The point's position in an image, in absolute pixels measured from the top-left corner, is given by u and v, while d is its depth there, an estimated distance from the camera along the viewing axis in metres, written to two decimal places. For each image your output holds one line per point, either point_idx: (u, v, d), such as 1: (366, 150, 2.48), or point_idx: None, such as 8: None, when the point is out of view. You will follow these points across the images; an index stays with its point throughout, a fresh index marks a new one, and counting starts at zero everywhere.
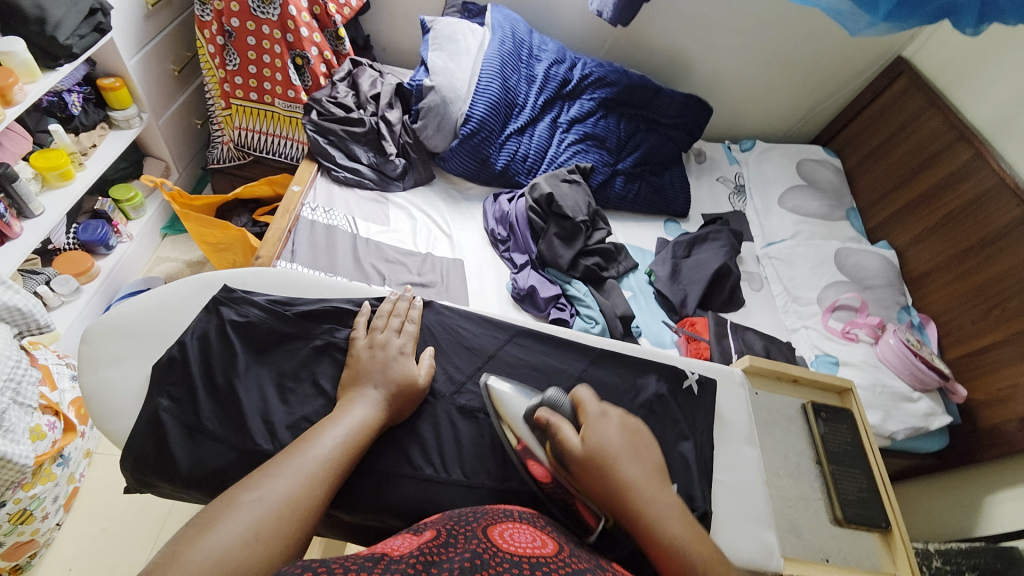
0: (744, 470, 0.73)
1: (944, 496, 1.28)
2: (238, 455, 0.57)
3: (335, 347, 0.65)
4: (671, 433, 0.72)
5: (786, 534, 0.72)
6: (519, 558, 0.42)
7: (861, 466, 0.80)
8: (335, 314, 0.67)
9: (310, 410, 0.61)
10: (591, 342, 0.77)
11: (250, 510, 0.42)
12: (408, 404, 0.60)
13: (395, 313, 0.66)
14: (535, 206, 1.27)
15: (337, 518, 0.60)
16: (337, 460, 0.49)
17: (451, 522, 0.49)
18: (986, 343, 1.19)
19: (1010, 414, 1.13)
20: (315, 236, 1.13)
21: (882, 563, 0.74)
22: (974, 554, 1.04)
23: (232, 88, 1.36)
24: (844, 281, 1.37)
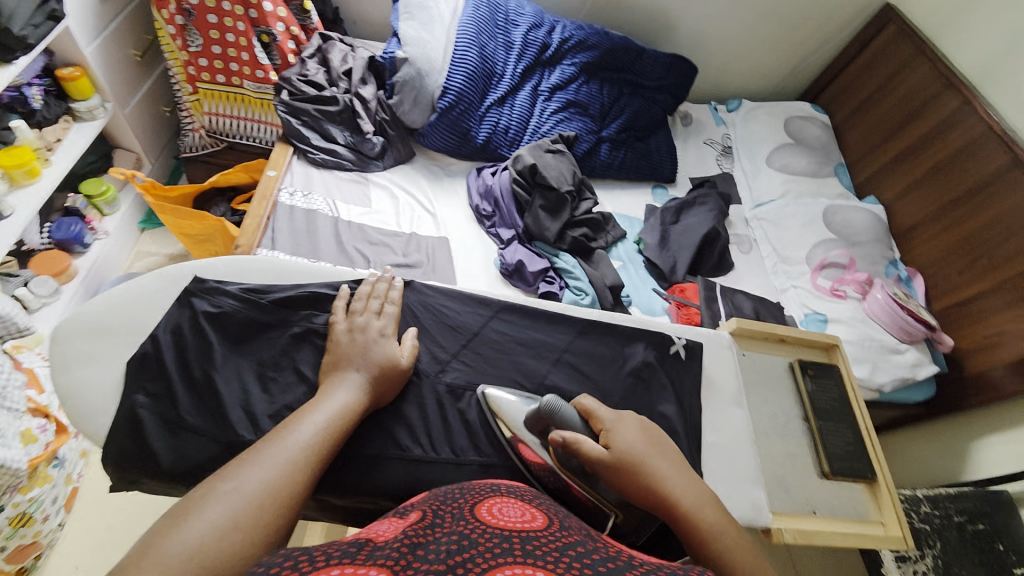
0: (733, 431, 0.74)
1: (929, 444, 1.32)
2: (221, 447, 0.57)
3: (314, 334, 0.64)
4: (659, 400, 0.73)
5: (775, 490, 0.74)
6: (508, 534, 0.42)
7: (848, 420, 0.81)
8: (313, 300, 0.66)
9: (293, 398, 0.61)
10: (577, 314, 0.77)
11: (228, 500, 0.40)
12: (391, 387, 0.59)
13: (374, 295, 0.65)
14: (520, 178, 1.25)
15: (328, 502, 0.60)
16: (319, 445, 0.48)
17: (437, 502, 0.50)
18: (973, 293, 1.20)
19: (995, 361, 1.15)
20: (295, 221, 1.10)
21: (868, 512, 0.77)
22: (963, 498, 1.11)
23: (198, 71, 1.30)
24: (832, 239, 1.37)
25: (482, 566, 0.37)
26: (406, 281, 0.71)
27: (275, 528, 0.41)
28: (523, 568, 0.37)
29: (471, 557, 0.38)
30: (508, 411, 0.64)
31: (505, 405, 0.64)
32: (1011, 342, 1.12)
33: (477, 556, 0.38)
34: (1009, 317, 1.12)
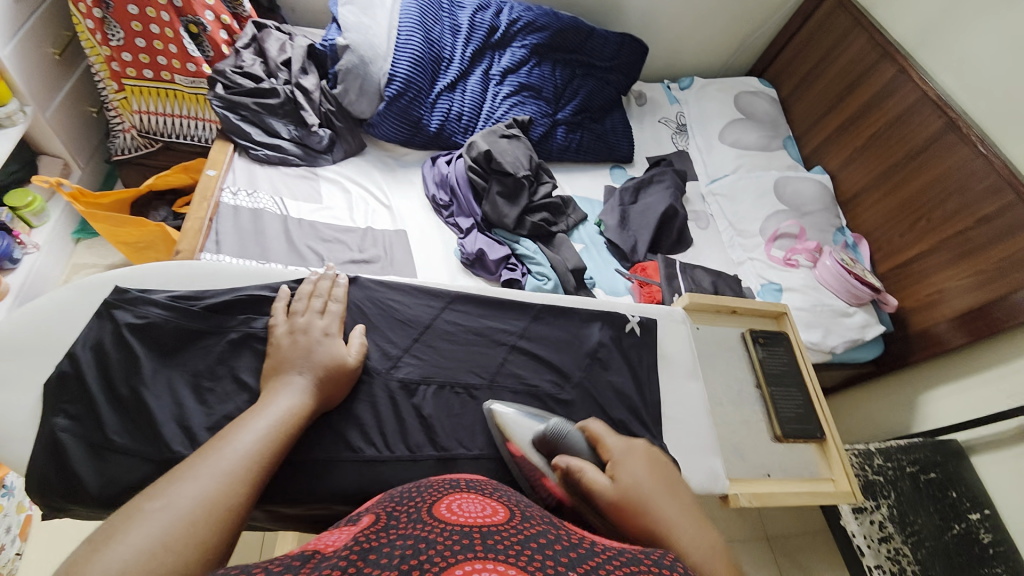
0: (689, 403, 0.76)
1: (880, 399, 1.39)
2: (155, 465, 0.54)
3: (253, 338, 0.62)
4: (616, 379, 0.73)
5: (731, 457, 0.76)
6: (470, 530, 0.42)
7: (797, 383, 0.84)
8: (252, 303, 0.64)
9: (233, 407, 0.58)
10: (532, 298, 0.76)
11: (158, 519, 0.37)
12: (339, 388, 0.58)
13: (316, 294, 0.63)
14: (475, 165, 1.22)
15: (280, 512, 0.58)
16: (261, 456, 0.46)
17: (392, 503, 0.50)
18: (913, 254, 1.26)
19: (937, 317, 1.21)
20: (240, 221, 1.05)
21: (820, 469, 0.80)
22: (916, 449, 1.17)
23: (122, 66, 1.21)
24: (783, 210, 1.40)
25: (440, 564, 0.36)
26: (351, 278, 0.69)
27: (213, 546, 0.38)
28: (484, 563, 0.37)
29: (428, 557, 0.37)
30: (502, 418, 0.64)
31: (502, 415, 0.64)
32: (951, 298, 1.18)
33: (435, 556, 0.37)
34: (949, 274, 1.19)
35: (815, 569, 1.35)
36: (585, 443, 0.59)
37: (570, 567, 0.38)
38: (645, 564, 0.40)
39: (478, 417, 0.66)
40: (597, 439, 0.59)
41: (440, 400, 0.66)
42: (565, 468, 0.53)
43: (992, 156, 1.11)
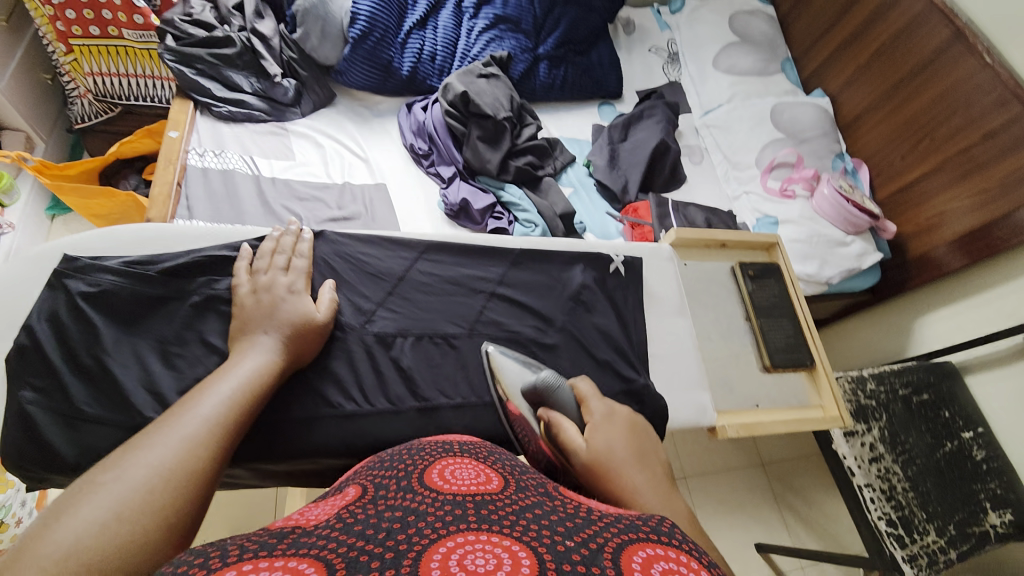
0: (674, 340, 0.76)
1: (876, 325, 1.40)
2: (128, 432, 0.54)
3: (218, 301, 0.60)
4: (600, 321, 0.72)
5: (719, 390, 0.76)
6: (462, 500, 0.42)
7: (788, 314, 0.83)
8: (212, 265, 0.62)
9: (204, 371, 0.58)
10: (511, 243, 0.74)
11: (118, 486, 0.37)
12: (310, 344, 0.57)
13: (280, 251, 0.61)
14: (452, 109, 1.16)
15: (266, 470, 0.59)
16: (228, 421, 0.46)
17: (375, 472, 0.49)
18: (913, 177, 1.22)
19: (937, 241, 1.18)
20: (211, 184, 1.00)
21: (809, 397, 0.81)
22: (907, 373, 1.14)
23: (66, 25, 1.12)
24: (780, 138, 1.34)
25: (430, 536, 0.36)
26: (317, 232, 0.66)
27: (180, 509, 0.38)
28: (476, 534, 0.36)
29: (417, 531, 0.37)
30: (501, 371, 0.63)
31: (500, 367, 0.63)
32: (951, 220, 1.14)
33: (424, 529, 0.37)
34: (951, 195, 1.14)
35: (809, 490, 1.42)
36: (572, 402, 0.59)
37: (568, 536, 0.37)
38: (644, 532, 0.39)
39: (460, 366, 0.65)
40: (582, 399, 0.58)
41: (419, 351, 0.65)
42: (548, 421, 0.54)
43: (999, 66, 1.03)
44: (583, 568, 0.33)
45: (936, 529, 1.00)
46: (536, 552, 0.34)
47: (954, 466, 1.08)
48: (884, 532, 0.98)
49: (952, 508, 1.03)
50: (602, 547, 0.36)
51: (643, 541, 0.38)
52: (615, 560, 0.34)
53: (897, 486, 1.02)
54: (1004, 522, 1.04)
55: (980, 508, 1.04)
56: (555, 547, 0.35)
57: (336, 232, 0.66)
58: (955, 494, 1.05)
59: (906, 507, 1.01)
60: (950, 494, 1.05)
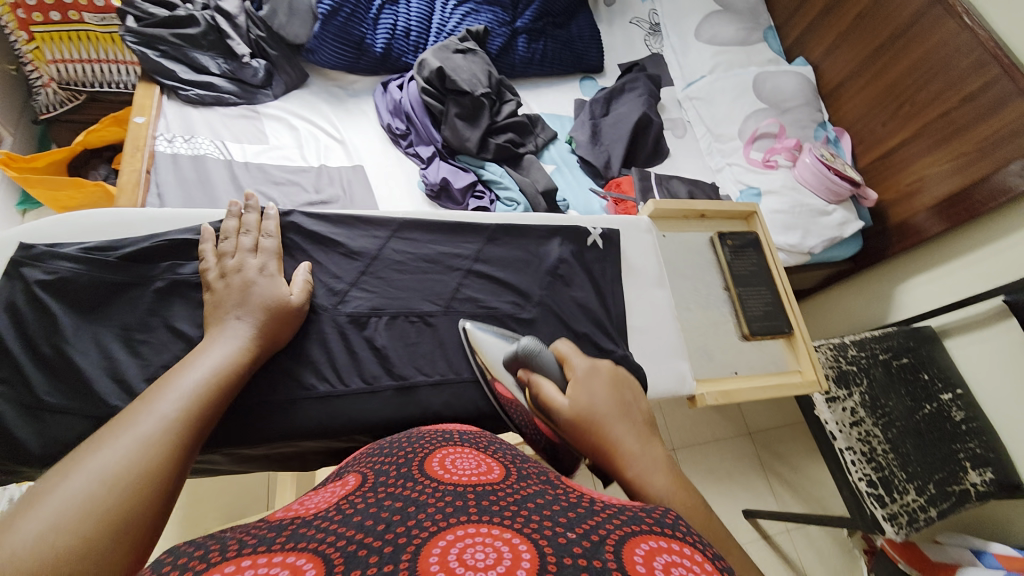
0: (654, 311, 0.76)
1: (858, 293, 1.42)
2: (95, 421, 0.54)
3: (184, 286, 0.60)
4: (577, 295, 0.72)
5: (698, 359, 0.77)
6: (463, 490, 0.42)
7: (767, 283, 0.83)
8: (176, 249, 0.61)
9: (172, 357, 0.57)
10: (487, 220, 0.73)
11: (64, 493, 0.34)
12: (284, 328, 0.56)
13: (243, 231, 0.59)
14: (428, 87, 1.13)
15: (242, 454, 0.59)
16: (187, 417, 0.44)
17: (376, 460, 0.50)
18: (894, 143, 1.22)
19: (916, 207, 1.18)
20: (182, 171, 0.97)
21: (788, 363, 0.82)
22: (889, 338, 1.17)
23: (26, 11, 1.09)
24: (763, 108, 1.33)
25: (431, 528, 0.36)
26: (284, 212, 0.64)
27: (138, 511, 0.36)
28: (478, 527, 0.36)
29: (417, 522, 0.37)
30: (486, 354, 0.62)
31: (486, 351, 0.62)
32: (930, 186, 1.15)
33: (425, 520, 0.37)
34: (931, 160, 1.14)
35: (794, 456, 1.45)
36: (555, 367, 0.58)
37: (570, 530, 0.36)
38: (648, 524, 0.38)
39: (437, 344, 0.65)
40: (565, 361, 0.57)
41: (394, 330, 0.64)
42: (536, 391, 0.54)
43: (978, 28, 1.02)
44: (585, 562, 0.32)
45: (916, 489, 1.02)
46: (537, 547, 0.34)
47: (933, 427, 1.11)
48: (864, 492, 1.00)
49: (932, 467, 1.06)
50: (604, 540, 0.35)
51: (645, 533, 0.37)
52: (617, 555, 0.33)
53: (876, 448, 1.04)
54: (985, 480, 1.07)
55: (959, 467, 1.07)
56: (556, 540, 0.34)
57: (305, 212, 0.65)
58: (934, 454, 1.07)
59: (886, 468, 1.02)
60: (930, 454, 1.07)
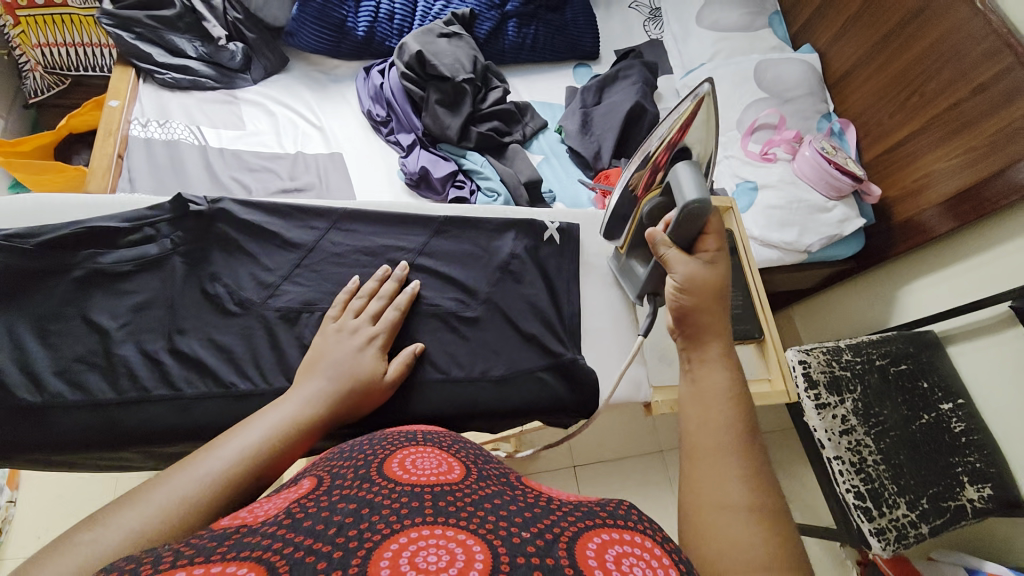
0: (612, 311, 0.71)
1: (858, 295, 1.36)
2: (6, 413, 0.51)
3: (101, 275, 0.56)
4: (527, 293, 0.67)
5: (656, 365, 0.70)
6: (421, 490, 0.38)
7: (738, 285, 0.79)
8: (97, 237, 0.56)
9: (84, 350, 0.54)
10: (439, 210, 0.70)
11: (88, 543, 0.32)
12: (364, 402, 0.52)
13: (377, 295, 0.60)
14: (409, 72, 1.10)
15: (161, 450, 0.56)
16: (233, 482, 0.40)
17: (333, 463, 0.42)
18: (902, 136, 1.15)
19: (923, 205, 1.11)
20: (155, 157, 0.96)
21: (757, 370, 0.77)
22: (887, 343, 1.10)
23: None
24: (764, 97, 1.26)
25: (384, 531, 0.33)
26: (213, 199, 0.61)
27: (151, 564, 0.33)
28: (431, 529, 0.33)
29: (371, 523, 0.33)
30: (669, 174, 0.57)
31: (681, 167, 0.57)
32: (938, 182, 1.08)
33: (379, 522, 0.34)
34: (939, 154, 1.07)
35: (789, 462, 1.41)
36: (697, 229, 0.55)
37: (525, 528, 0.35)
38: (601, 517, 0.38)
39: None
40: (709, 234, 0.54)
41: None
42: (651, 244, 0.55)
43: (991, 13, 0.95)
44: (538, 561, 0.32)
45: (907, 503, 0.98)
46: (491, 547, 0.32)
47: (930, 438, 1.05)
48: (852, 505, 0.97)
49: (927, 482, 1.01)
50: (557, 537, 0.34)
51: (599, 526, 0.36)
52: (570, 552, 0.33)
53: (867, 459, 0.99)
54: (983, 496, 1.01)
55: (957, 482, 1.02)
56: (510, 538, 0.33)
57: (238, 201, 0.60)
58: (930, 467, 1.02)
59: (875, 480, 0.98)
60: (925, 467, 1.02)
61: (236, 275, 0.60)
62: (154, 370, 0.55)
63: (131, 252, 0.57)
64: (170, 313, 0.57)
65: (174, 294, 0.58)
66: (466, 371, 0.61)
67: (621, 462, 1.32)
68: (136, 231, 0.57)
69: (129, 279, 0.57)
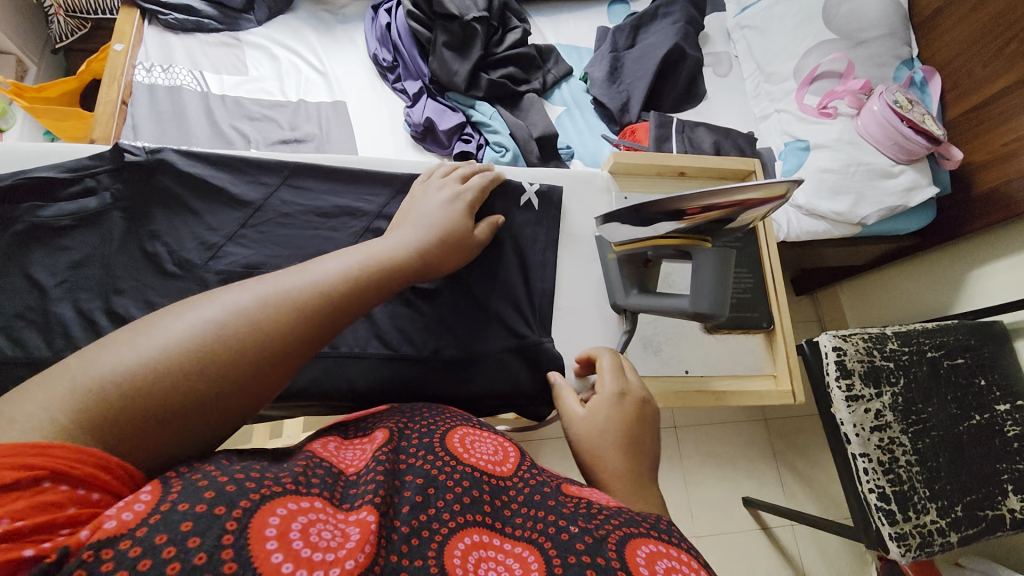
0: (590, 290, 0.65)
1: (923, 277, 1.20)
2: None
3: (42, 230, 0.51)
4: (500, 265, 0.61)
5: (642, 352, 0.65)
6: (479, 477, 0.36)
7: (749, 264, 0.71)
8: (36, 188, 0.51)
9: (22, 307, 0.50)
10: (407, 167, 0.64)
11: (179, 321, 0.31)
12: (451, 256, 0.50)
13: (466, 168, 0.59)
14: (416, 11, 1.01)
15: None
16: (336, 295, 0.36)
17: (405, 420, 0.42)
18: (996, 90, 0.95)
19: (1012, 173, 0.93)
20: (158, 104, 0.93)
21: (761, 364, 0.69)
22: (943, 333, 0.97)
23: None
24: (832, 39, 1.06)
25: (449, 525, 0.32)
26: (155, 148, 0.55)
27: (248, 356, 0.31)
28: (489, 538, 0.33)
29: (435, 513, 0.33)
30: (700, 259, 0.52)
31: (710, 254, 0.52)
32: None
33: (443, 511, 0.33)
34: None
35: (812, 448, 1.32)
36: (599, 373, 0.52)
37: (573, 522, 0.33)
38: (644, 526, 0.33)
39: None
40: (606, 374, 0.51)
41: None
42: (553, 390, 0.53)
43: None
44: (588, 561, 0.30)
45: (938, 510, 0.87)
46: (542, 553, 0.31)
47: (979, 441, 0.93)
48: (873, 505, 0.87)
49: (965, 488, 0.90)
50: (607, 534, 0.31)
51: (642, 535, 0.32)
52: (620, 551, 0.30)
53: (899, 459, 0.88)
54: None
55: (1001, 491, 0.91)
56: (559, 536, 0.32)
57: (180, 152, 0.54)
58: (973, 472, 0.91)
59: (905, 482, 0.88)
60: (967, 473, 0.91)
61: (179, 235, 0.55)
62: (89, 332, 0.50)
63: (71, 206, 0.52)
64: (106, 272, 0.52)
65: (112, 252, 0.53)
66: (415, 347, 0.56)
67: None
68: (76, 183, 0.52)
69: (68, 234, 0.52)
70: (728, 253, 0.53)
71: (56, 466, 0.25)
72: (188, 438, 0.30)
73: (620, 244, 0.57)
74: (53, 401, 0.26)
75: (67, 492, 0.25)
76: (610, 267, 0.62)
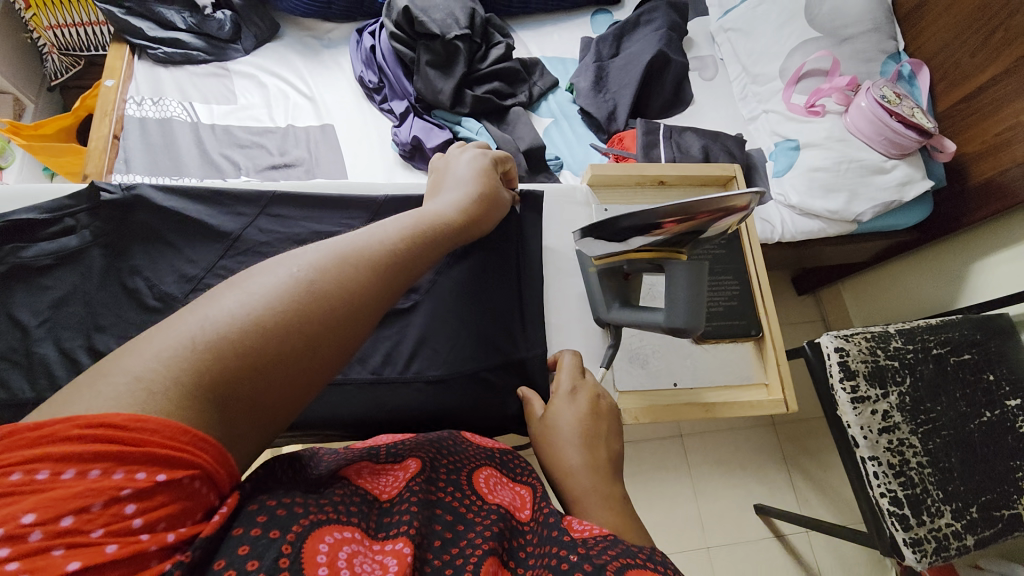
0: (574, 304, 0.65)
1: (923, 272, 1.18)
2: None
3: (24, 271, 0.52)
4: (483, 283, 0.61)
5: (631, 365, 0.65)
6: (506, 517, 0.39)
7: (737, 270, 0.70)
8: (17, 230, 0.51)
9: (5, 348, 0.50)
10: (386, 189, 0.64)
11: (269, 278, 0.31)
12: (485, 223, 0.50)
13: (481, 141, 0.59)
14: (399, 32, 1.03)
15: None
16: (400, 254, 0.37)
17: (435, 447, 0.44)
18: (984, 80, 0.94)
19: (1006, 163, 0.93)
20: (149, 136, 0.94)
21: (754, 373, 0.68)
22: (947, 328, 0.95)
23: None
24: (815, 38, 1.06)
25: (484, 546, 0.35)
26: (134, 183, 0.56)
27: (333, 307, 0.32)
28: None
29: (468, 541, 0.36)
30: (672, 272, 0.52)
31: (684, 266, 0.52)
32: None
33: (476, 538, 0.36)
34: None
35: (822, 451, 1.29)
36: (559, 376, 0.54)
37: (574, 551, 0.34)
38: (640, 558, 0.33)
39: None
40: (563, 372, 0.54)
41: None
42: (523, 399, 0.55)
43: None
44: None
45: (953, 511, 0.85)
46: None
47: (990, 439, 0.90)
48: (885, 510, 0.84)
49: (979, 487, 0.87)
50: (606, 563, 0.32)
51: (637, 566, 0.32)
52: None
53: (909, 461, 0.86)
54: None
55: (1015, 490, 0.88)
56: (560, 565, 0.33)
57: (157, 187, 0.55)
58: (985, 471, 0.88)
59: (917, 485, 0.85)
60: (979, 472, 0.88)
61: (159, 269, 0.55)
62: (72, 370, 0.51)
63: (52, 245, 0.52)
64: (87, 310, 0.52)
65: (92, 290, 0.53)
66: (400, 370, 0.56)
67: (637, 444, 1.24)
68: (56, 222, 0.53)
69: (48, 274, 0.52)
70: (700, 266, 0.53)
71: (206, 472, 0.27)
72: (287, 397, 0.31)
73: (599, 258, 0.57)
74: (154, 362, 0.27)
75: (202, 495, 0.27)
76: (592, 281, 0.62)
